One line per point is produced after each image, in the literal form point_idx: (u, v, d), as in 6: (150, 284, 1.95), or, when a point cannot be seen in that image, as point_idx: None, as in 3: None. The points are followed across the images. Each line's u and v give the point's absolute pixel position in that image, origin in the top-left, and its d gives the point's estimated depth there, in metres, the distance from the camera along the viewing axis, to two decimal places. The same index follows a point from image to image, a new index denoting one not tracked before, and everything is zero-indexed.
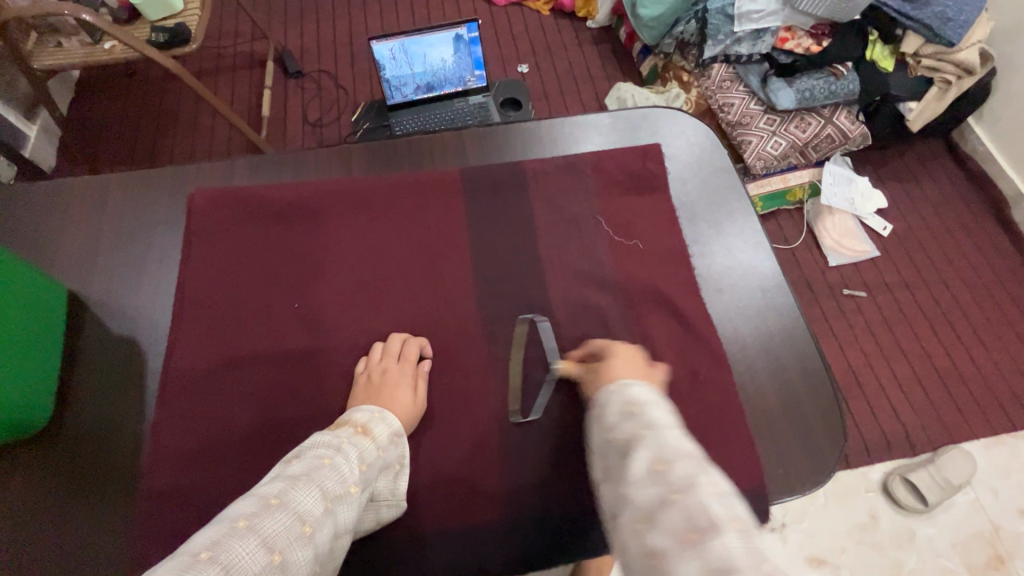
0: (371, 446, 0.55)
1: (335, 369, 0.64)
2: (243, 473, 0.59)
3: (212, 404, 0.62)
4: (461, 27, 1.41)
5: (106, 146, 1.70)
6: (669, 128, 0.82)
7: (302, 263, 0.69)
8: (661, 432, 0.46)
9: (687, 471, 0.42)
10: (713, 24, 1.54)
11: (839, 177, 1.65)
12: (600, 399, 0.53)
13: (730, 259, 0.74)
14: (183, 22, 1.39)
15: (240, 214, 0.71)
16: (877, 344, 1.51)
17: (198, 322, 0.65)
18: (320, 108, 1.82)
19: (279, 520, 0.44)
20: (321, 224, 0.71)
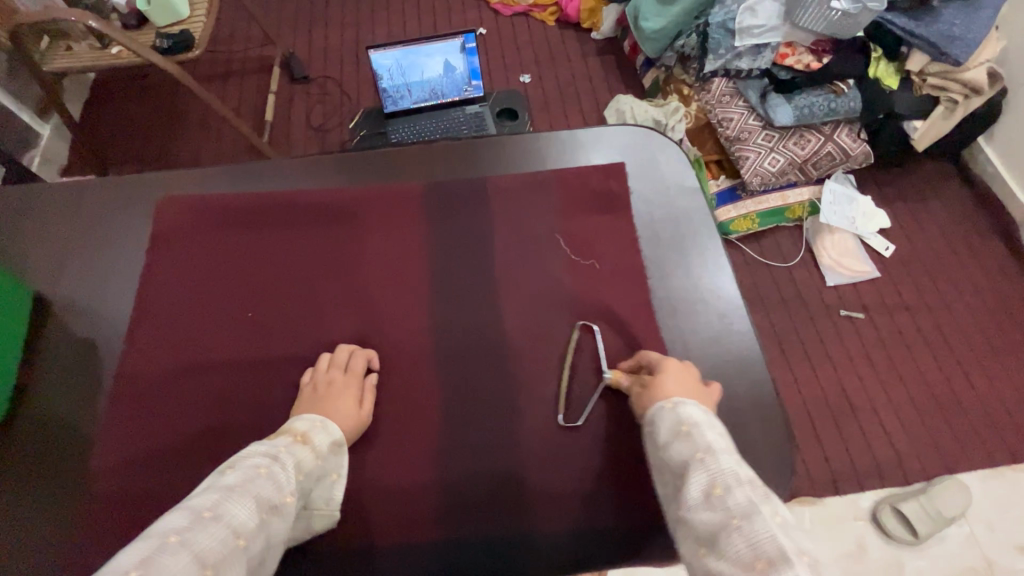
0: (309, 454, 0.55)
1: (282, 378, 0.65)
2: (184, 479, 0.60)
3: (161, 409, 0.63)
4: (457, 38, 1.44)
5: (115, 145, 1.75)
6: (640, 145, 0.81)
7: (258, 273, 0.70)
8: (718, 458, 0.48)
9: (746, 495, 0.44)
10: (715, 38, 1.54)
11: (840, 196, 1.62)
12: (652, 416, 0.56)
13: (692, 280, 0.72)
14: (187, 29, 1.43)
15: (206, 225, 0.73)
16: (874, 367, 1.46)
17: (154, 329, 0.67)
18: (324, 113, 1.85)
19: (213, 533, 0.43)
20: (281, 234, 0.73)
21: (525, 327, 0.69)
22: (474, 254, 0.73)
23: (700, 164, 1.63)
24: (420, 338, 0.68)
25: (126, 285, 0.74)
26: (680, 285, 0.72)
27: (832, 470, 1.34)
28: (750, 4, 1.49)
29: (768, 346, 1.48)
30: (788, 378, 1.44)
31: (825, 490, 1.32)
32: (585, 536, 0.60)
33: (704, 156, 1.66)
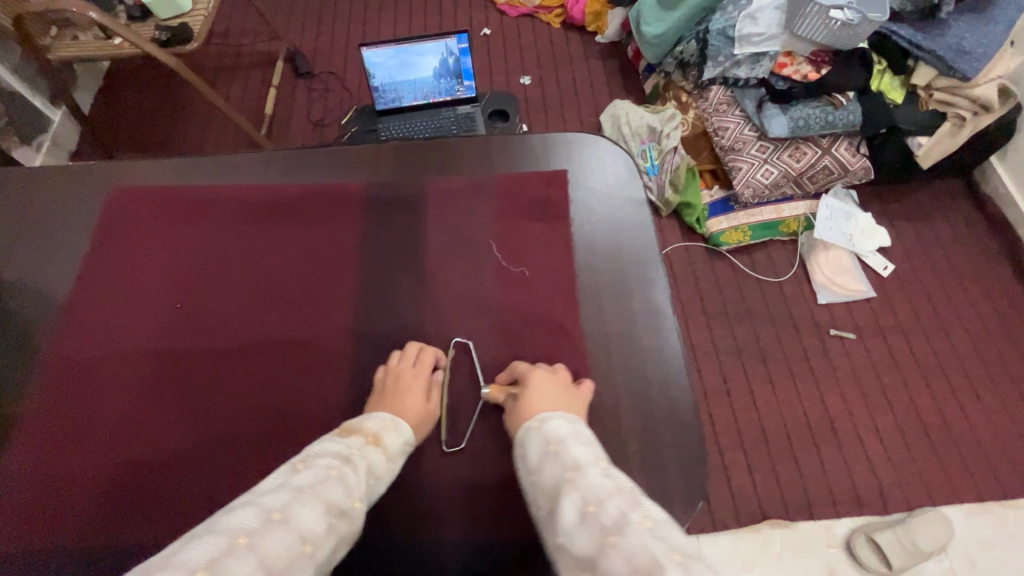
0: (377, 458, 0.56)
1: (200, 369, 0.67)
2: (90, 461, 0.62)
3: (80, 392, 0.66)
4: (450, 37, 1.43)
5: (121, 132, 1.80)
6: (592, 154, 0.80)
7: (190, 267, 0.73)
8: (587, 474, 0.49)
9: (619, 508, 0.44)
10: (714, 45, 1.51)
11: (837, 211, 1.57)
12: (523, 437, 0.56)
13: (628, 294, 0.71)
14: (186, 23, 1.47)
15: (150, 218, 0.77)
16: (861, 390, 1.41)
17: (86, 314, 0.70)
18: (324, 108, 1.87)
19: (282, 536, 0.45)
20: (219, 231, 0.76)
21: (456, 335, 0.69)
22: (413, 260, 0.74)
23: (694, 173, 1.59)
24: (349, 339, 0.69)
25: (60, 268, 0.74)
26: (616, 299, 0.70)
27: (808, 495, 1.29)
28: (750, 11, 1.45)
29: (752, 363, 1.44)
30: (769, 397, 1.40)
31: (798, 514, 1.27)
32: (489, 548, 0.60)
33: (698, 166, 1.63)
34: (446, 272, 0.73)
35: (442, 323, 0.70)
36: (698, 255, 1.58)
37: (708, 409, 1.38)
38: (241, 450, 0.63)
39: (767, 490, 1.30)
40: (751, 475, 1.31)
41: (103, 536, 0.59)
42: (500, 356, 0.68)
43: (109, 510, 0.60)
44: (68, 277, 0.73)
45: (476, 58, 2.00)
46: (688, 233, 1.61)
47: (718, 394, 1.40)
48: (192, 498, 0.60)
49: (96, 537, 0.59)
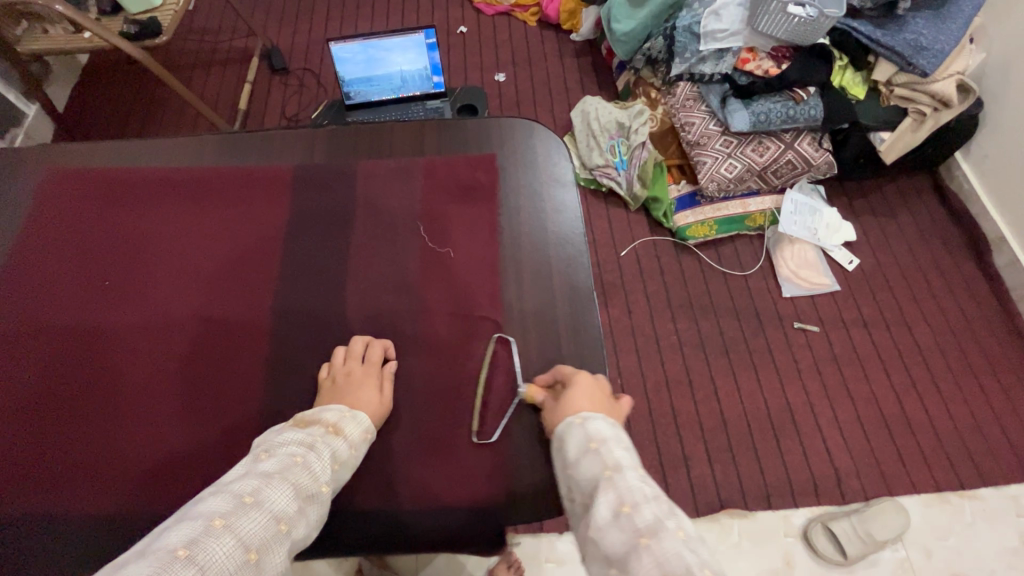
0: (342, 444, 0.58)
1: (124, 344, 0.70)
2: (10, 427, 0.66)
3: (6, 365, 0.69)
4: (419, 32, 1.43)
5: (96, 126, 1.81)
6: (526, 142, 0.85)
7: (123, 244, 0.77)
8: (626, 476, 0.51)
9: (652, 513, 0.48)
10: (681, 42, 1.54)
11: (802, 206, 1.58)
12: (563, 431, 0.58)
13: (550, 276, 0.74)
14: (155, 17, 1.49)
15: (88, 197, 0.80)
16: (822, 384, 1.42)
17: (15, 290, 0.74)
18: (299, 104, 1.89)
19: (255, 519, 0.47)
20: (153, 210, 0.80)
21: (383, 318, 0.72)
22: (349, 243, 0.77)
23: (662, 168, 1.62)
24: (279, 320, 0.72)
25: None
26: (541, 277, 0.75)
27: (766, 485, 1.30)
28: (714, 8, 1.47)
29: (715, 355, 1.45)
30: (731, 388, 1.41)
31: (757, 505, 1.28)
32: (405, 514, 0.63)
33: (666, 161, 1.65)
34: (378, 259, 0.76)
35: (372, 307, 0.73)
36: (664, 248, 1.59)
37: (669, 401, 1.39)
38: (150, 418, 0.66)
39: (726, 480, 1.30)
40: (711, 466, 1.32)
41: (12, 502, 0.62)
42: (425, 340, 0.71)
43: (24, 476, 0.63)
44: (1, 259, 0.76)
45: (451, 56, 2.02)
46: (656, 226, 1.62)
47: (680, 385, 1.41)
48: (101, 465, 0.64)
49: (6, 504, 0.62)
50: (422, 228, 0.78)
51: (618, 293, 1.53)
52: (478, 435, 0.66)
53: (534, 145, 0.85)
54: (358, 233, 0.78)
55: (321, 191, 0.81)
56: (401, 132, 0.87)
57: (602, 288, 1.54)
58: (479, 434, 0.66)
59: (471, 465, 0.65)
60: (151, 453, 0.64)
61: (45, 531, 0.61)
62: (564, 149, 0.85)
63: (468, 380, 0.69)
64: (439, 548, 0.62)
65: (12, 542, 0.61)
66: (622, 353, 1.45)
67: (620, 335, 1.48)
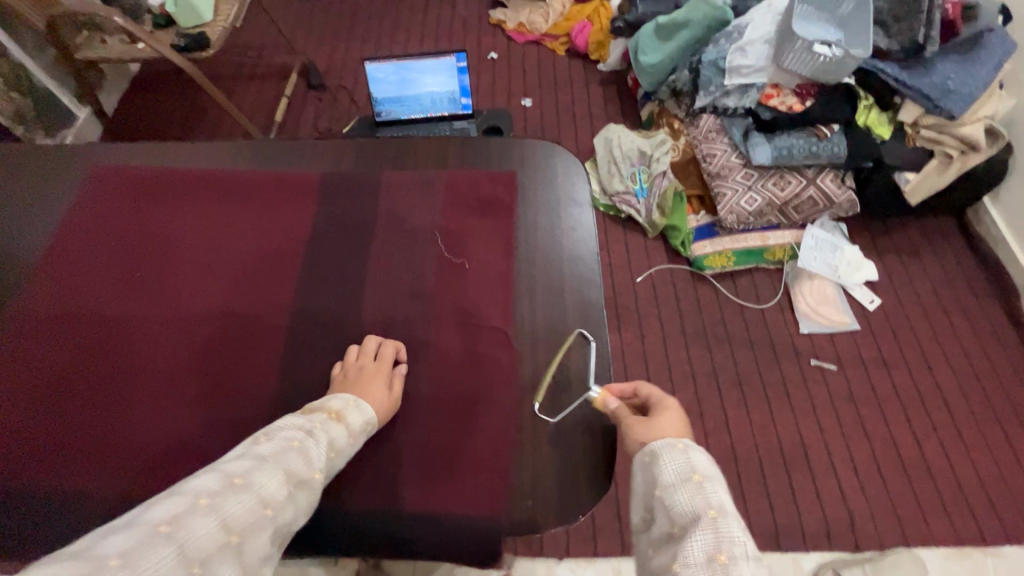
0: (340, 433, 0.59)
1: (147, 333, 0.73)
2: (34, 404, 0.69)
3: (38, 344, 0.73)
4: (450, 56, 1.49)
5: (138, 130, 1.90)
6: (545, 162, 0.87)
7: (156, 238, 0.81)
8: (729, 522, 0.50)
9: (749, 572, 0.47)
10: (705, 76, 1.56)
11: (822, 242, 1.57)
12: (662, 451, 0.57)
13: (561, 292, 0.75)
14: (205, 31, 1.58)
15: (128, 193, 0.85)
16: (838, 423, 1.38)
17: (53, 275, 0.78)
18: (332, 119, 1.96)
19: (242, 501, 0.48)
20: (188, 207, 0.83)
21: (396, 324, 0.74)
22: (369, 249, 0.79)
23: (682, 198, 1.61)
24: (295, 320, 0.74)
25: (42, 233, 0.82)
26: (553, 291, 0.75)
27: (776, 525, 1.26)
28: (741, 45, 1.51)
29: (727, 387, 1.43)
30: (744, 421, 1.38)
31: (766, 544, 1.24)
32: (404, 517, 0.63)
33: (686, 190, 1.65)
34: (395, 266, 0.78)
35: (385, 313, 0.75)
36: (681, 277, 1.59)
37: None
38: (165, 406, 0.68)
39: (735, 515, 1.27)
40: None
41: (31, 475, 0.64)
42: (434, 349, 0.72)
43: (43, 451, 0.66)
44: (43, 245, 0.81)
45: (481, 80, 2.08)
46: (674, 254, 1.62)
47: (691, 415, 1.39)
48: (114, 448, 0.66)
49: (21, 478, 0.65)
50: (440, 239, 0.80)
51: (631, 318, 1.53)
52: (481, 447, 0.66)
53: (552, 164, 0.87)
54: (378, 240, 0.80)
55: (346, 198, 0.84)
56: (425, 146, 0.90)
57: (616, 312, 1.53)
58: (483, 442, 0.67)
59: (472, 475, 0.65)
60: (168, 442, 0.66)
61: (58, 506, 0.63)
62: (583, 170, 0.86)
63: (474, 391, 0.70)
64: (435, 559, 0.62)
65: (25, 515, 0.63)
66: (632, 378, 1.44)
67: (631, 360, 1.47)
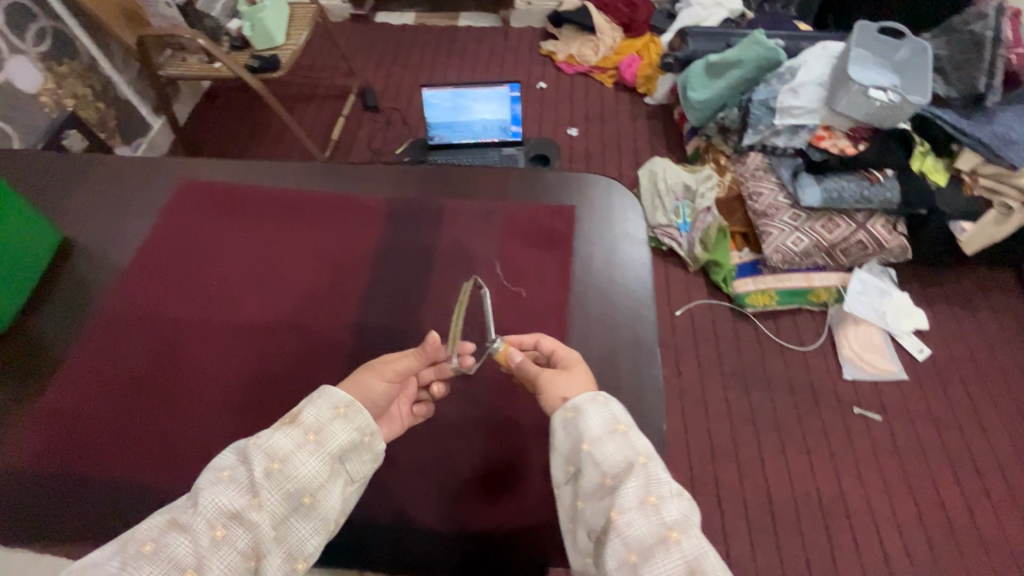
0: (288, 443, 0.52)
1: (231, 339, 0.74)
2: (112, 406, 0.68)
3: (117, 345, 0.72)
4: (504, 86, 1.59)
5: (206, 142, 2.03)
6: (601, 196, 0.89)
7: (240, 248, 0.82)
8: (655, 465, 0.54)
9: (678, 508, 0.51)
10: (755, 114, 1.58)
11: (871, 287, 1.53)
12: (582, 404, 0.58)
13: (613, 326, 0.77)
14: (277, 54, 1.69)
15: (211, 201, 0.86)
16: (882, 476, 1.33)
17: (138, 277, 0.78)
18: (384, 139, 2.05)
19: (149, 572, 0.45)
20: (269, 219, 0.85)
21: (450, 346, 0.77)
22: (427, 272, 0.83)
23: (726, 234, 1.60)
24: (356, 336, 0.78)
25: (128, 238, 0.81)
26: (605, 324, 0.77)
27: None
28: (793, 87, 1.54)
29: (765, 429, 1.40)
30: (780, 466, 1.35)
31: None
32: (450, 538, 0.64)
33: (731, 227, 1.65)
34: (451, 290, 0.81)
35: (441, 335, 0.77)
36: (720, 313, 1.58)
37: (713, 471, 1.34)
38: (247, 415, 0.68)
39: (768, 564, 1.23)
40: (752, 546, 1.25)
41: (111, 481, 0.63)
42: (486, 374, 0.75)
43: (117, 456, 0.65)
44: (129, 249, 0.81)
45: (529, 108, 2.14)
46: (715, 290, 1.62)
47: (726, 456, 1.36)
48: (193, 456, 0.64)
49: (97, 483, 0.63)
50: (496, 266, 0.83)
51: (668, 352, 1.52)
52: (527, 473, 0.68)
53: (607, 198, 0.89)
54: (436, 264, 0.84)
55: (407, 221, 0.88)
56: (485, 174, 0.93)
57: None
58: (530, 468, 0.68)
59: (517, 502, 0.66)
60: None
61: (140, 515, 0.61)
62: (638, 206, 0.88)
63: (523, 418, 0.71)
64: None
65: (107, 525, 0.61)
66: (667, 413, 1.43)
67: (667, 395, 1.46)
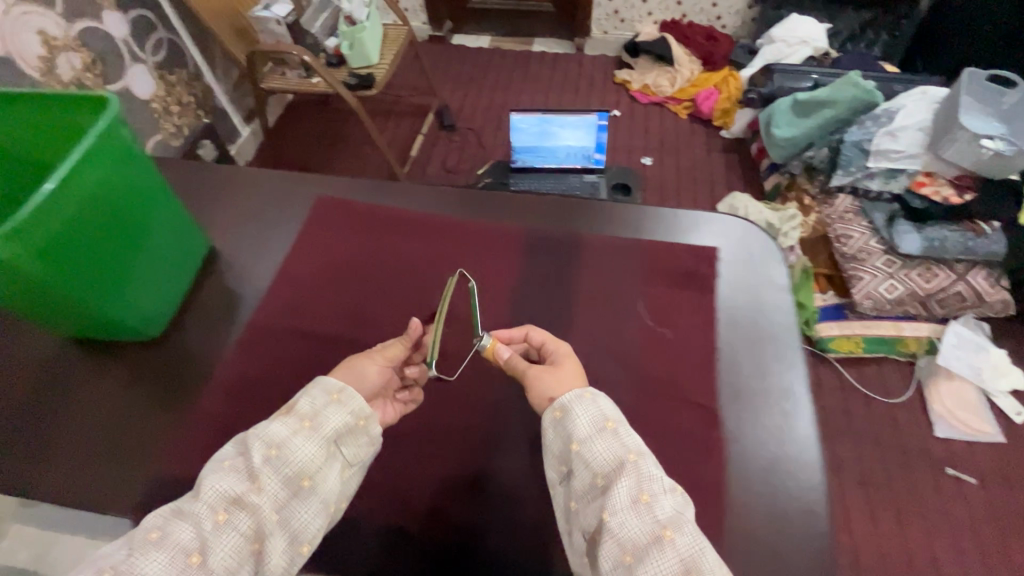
0: (287, 429, 0.52)
1: None
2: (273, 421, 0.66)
3: (275, 358, 0.71)
4: (592, 114, 1.57)
5: (290, 153, 2.11)
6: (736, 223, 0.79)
7: (384, 264, 0.78)
8: (646, 462, 0.50)
9: (671, 505, 0.47)
10: (846, 155, 1.55)
11: (965, 342, 1.47)
12: (570, 402, 0.54)
13: None
14: (372, 73, 1.75)
15: (353, 214, 0.83)
16: (979, 546, 1.26)
17: (288, 289, 0.76)
18: (459, 158, 2.09)
19: (157, 559, 0.44)
20: (411, 235, 0.80)
21: None
22: None
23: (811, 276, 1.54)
24: None
25: (269, 255, 0.81)
26: (789, 357, 0.67)
27: None
28: (890, 129, 1.50)
29: (849, 483, 1.34)
30: (867, 524, 1.29)
31: None
32: None
33: (816, 267, 1.60)
34: None
35: None
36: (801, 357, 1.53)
37: None
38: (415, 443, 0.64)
39: None
40: None
41: None
42: None
43: None
44: (276, 263, 0.80)
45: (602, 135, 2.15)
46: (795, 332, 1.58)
47: None
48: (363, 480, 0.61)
49: None
50: None
51: None
52: None
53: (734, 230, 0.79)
54: None
55: None
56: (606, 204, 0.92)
57: None
58: None
59: None
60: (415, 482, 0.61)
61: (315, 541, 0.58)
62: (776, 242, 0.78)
63: None
64: None
65: None
66: None
67: None
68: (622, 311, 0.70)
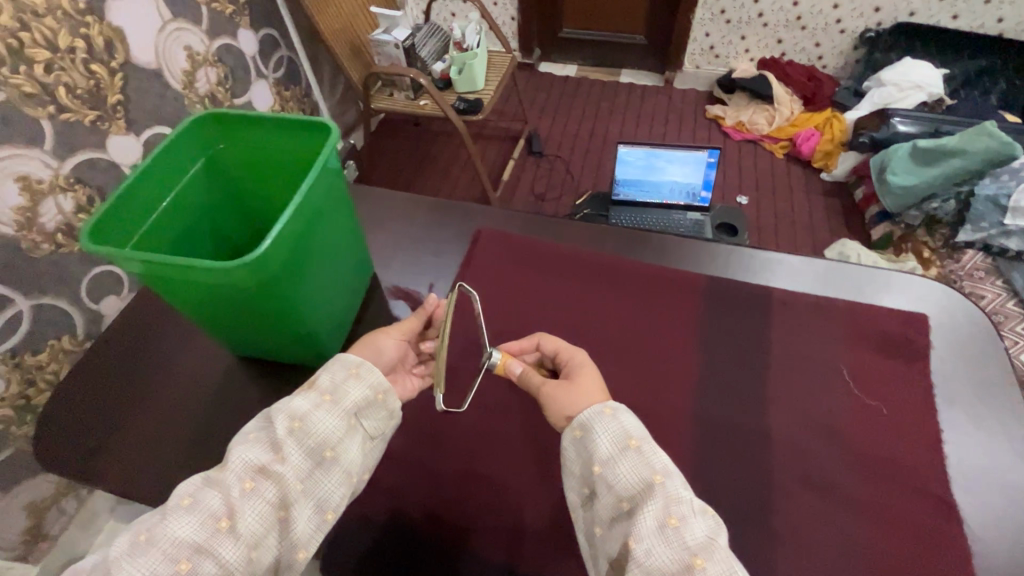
0: (305, 404, 0.50)
1: None
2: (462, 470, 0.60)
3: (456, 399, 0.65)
4: (703, 151, 1.49)
5: (381, 170, 2.16)
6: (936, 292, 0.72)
7: (555, 302, 0.73)
8: (675, 482, 0.45)
9: (703, 528, 0.43)
10: (978, 210, 1.47)
11: None
12: (591, 419, 0.49)
13: None
14: (479, 97, 1.77)
15: (520, 248, 0.78)
16: None
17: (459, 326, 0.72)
18: (548, 185, 2.08)
19: (183, 525, 0.43)
20: (582, 273, 0.75)
21: None
22: None
23: None
24: None
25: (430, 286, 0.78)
26: None
27: None
28: None
29: None
30: None
31: None
32: None
33: None
34: None
35: None
36: None
37: None
38: None
39: None
40: None
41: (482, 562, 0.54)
42: None
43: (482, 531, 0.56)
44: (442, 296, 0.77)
45: None
46: None
47: None
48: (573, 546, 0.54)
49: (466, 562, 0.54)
50: None
51: None
52: None
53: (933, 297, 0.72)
54: None
55: None
56: None
57: None
58: None
59: None
60: None
61: None
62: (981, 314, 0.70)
63: None
64: None
65: None
66: None
67: None
68: (824, 377, 0.64)
